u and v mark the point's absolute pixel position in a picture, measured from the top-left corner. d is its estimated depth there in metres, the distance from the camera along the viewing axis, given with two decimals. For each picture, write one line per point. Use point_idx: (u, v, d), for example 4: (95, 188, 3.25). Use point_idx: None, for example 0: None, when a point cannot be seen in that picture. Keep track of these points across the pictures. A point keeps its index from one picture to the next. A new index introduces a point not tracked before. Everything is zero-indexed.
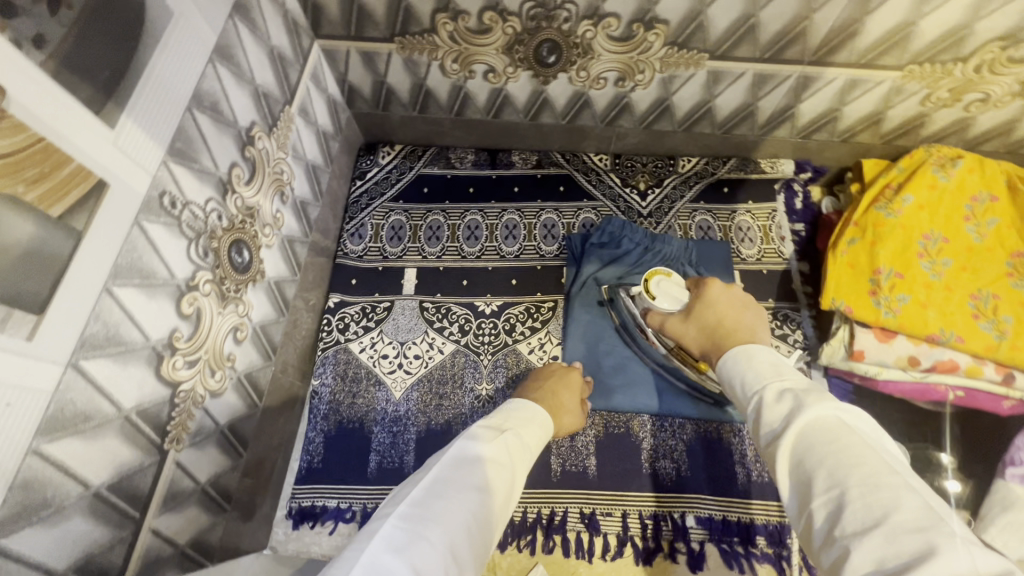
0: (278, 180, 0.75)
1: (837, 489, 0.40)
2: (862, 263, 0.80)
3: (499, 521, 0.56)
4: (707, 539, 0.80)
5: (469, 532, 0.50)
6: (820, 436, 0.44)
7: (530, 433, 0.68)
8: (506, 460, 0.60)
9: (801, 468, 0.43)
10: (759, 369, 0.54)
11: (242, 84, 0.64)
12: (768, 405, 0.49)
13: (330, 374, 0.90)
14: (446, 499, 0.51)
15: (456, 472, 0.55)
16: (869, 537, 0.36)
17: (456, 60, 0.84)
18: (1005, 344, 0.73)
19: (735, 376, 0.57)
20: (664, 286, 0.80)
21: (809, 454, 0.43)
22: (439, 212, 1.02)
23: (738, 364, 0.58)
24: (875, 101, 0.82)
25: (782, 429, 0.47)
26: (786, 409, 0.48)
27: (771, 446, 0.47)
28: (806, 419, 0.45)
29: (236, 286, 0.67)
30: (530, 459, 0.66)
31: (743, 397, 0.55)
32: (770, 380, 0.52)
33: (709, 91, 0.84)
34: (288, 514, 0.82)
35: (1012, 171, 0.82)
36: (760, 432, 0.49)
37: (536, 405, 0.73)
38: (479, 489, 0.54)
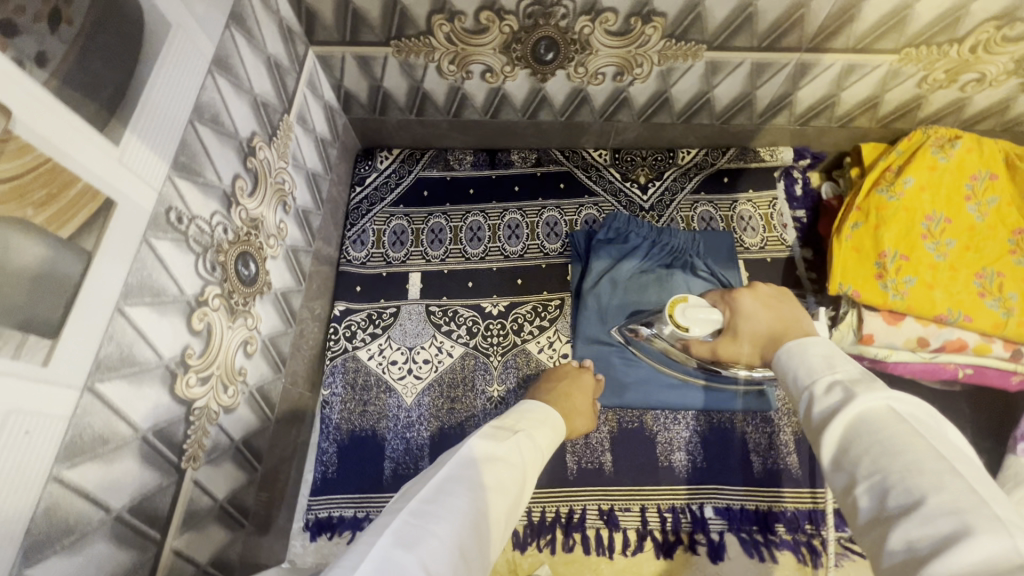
0: (280, 190, 0.74)
1: (880, 474, 0.38)
2: (866, 247, 0.81)
3: (508, 521, 0.56)
4: (726, 529, 0.80)
5: (479, 531, 0.50)
6: (869, 423, 0.41)
7: (542, 435, 0.67)
8: (519, 461, 0.60)
9: (846, 455, 0.41)
10: (805, 360, 0.50)
11: (241, 94, 0.63)
12: (815, 396, 0.46)
13: (340, 383, 0.89)
14: (458, 497, 0.51)
15: (468, 469, 0.55)
16: (907, 520, 0.35)
17: (453, 61, 0.83)
18: (1012, 321, 0.73)
19: (785, 372, 0.52)
20: (690, 314, 0.76)
21: (855, 441, 0.41)
22: (441, 215, 1.02)
23: (786, 357, 0.53)
24: (872, 85, 0.83)
25: (827, 419, 0.44)
26: (835, 401, 0.44)
27: (816, 435, 0.45)
28: (852, 406, 0.42)
29: (245, 299, 0.66)
30: (542, 462, 0.66)
31: (791, 389, 0.51)
32: (822, 375, 0.48)
33: (708, 82, 0.84)
34: (305, 526, 0.81)
35: (1009, 149, 0.82)
36: (811, 424, 0.46)
37: (551, 408, 0.73)
38: (491, 487, 0.55)
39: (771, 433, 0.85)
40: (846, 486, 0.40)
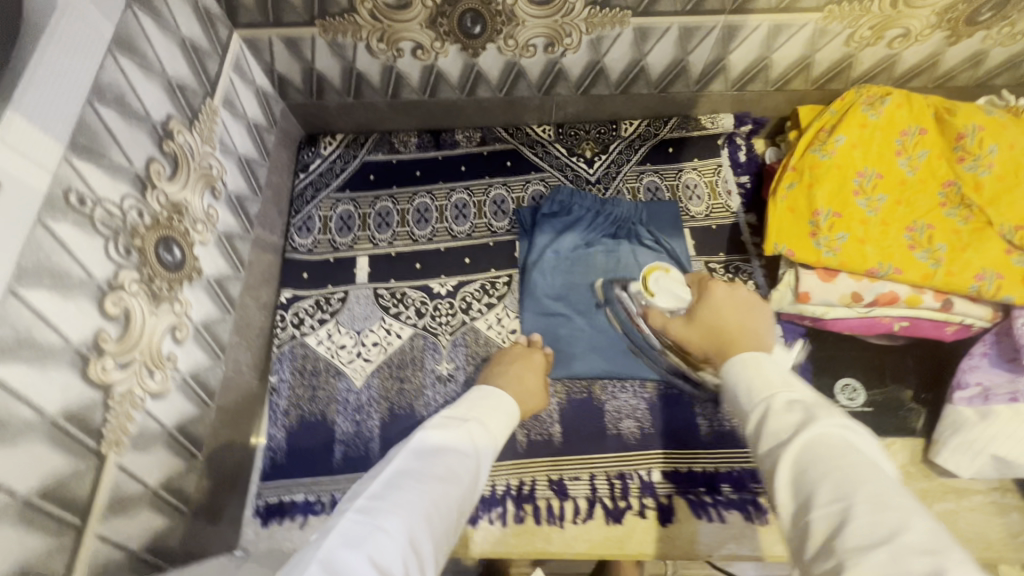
0: (208, 175, 0.73)
1: (844, 502, 0.41)
2: (801, 206, 0.81)
3: (462, 511, 0.56)
4: (674, 492, 0.81)
5: (430, 521, 0.51)
6: (827, 448, 0.45)
7: (495, 422, 0.67)
8: (470, 449, 0.61)
9: (803, 477, 0.45)
10: (764, 376, 0.56)
11: (152, 76, 0.62)
12: (776, 413, 0.51)
13: (288, 370, 0.89)
14: (408, 490, 0.52)
15: (418, 463, 0.56)
16: (874, 553, 0.37)
17: (382, 39, 0.82)
18: (941, 271, 0.74)
19: (741, 381, 0.57)
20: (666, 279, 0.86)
21: (814, 466, 0.44)
22: (388, 198, 1.01)
23: (740, 368, 0.58)
24: (802, 45, 0.83)
25: (788, 434, 0.48)
26: (795, 419, 0.49)
27: (772, 453, 0.48)
28: (814, 426, 0.47)
29: (169, 285, 0.65)
30: (497, 449, 0.66)
31: (743, 402, 0.55)
32: (779, 390, 0.53)
33: (640, 49, 0.84)
34: (256, 513, 0.82)
35: (938, 104, 0.83)
36: (763, 437, 0.51)
37: (503, 395, 0.71)
38: (443, 477, 0.55)
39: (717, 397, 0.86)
40: (801, 511, 0.43)
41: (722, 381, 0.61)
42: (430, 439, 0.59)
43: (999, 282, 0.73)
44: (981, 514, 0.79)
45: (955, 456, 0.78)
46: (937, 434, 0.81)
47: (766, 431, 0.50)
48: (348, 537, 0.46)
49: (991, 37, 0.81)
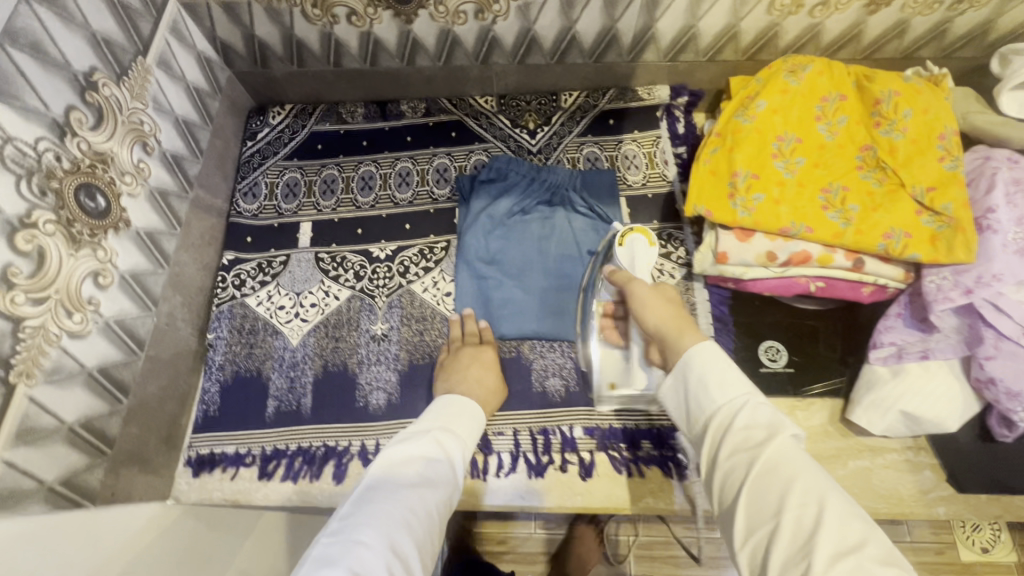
0: (137, 130, 0.76)
1: (816, 508, 0.49)
2: (722, 169, 0.83)
3: (442, 514, 0.63)
4: (595, 448, 0.83)
5: (407, 527, 0.57)
6: (793, 456, 0.53)
7: (462, 425, 0.72)
8: (437, 455, 0.66)
9: (773, 479, 0.52)
10: (737, 375, 0.61)
11: (73, 27, 0.65)
12: (749, 416, 0.57)
13: (226, 328, 0.91)
14: (378, 503, 0.59)
15: (386, 478, 0.62)
16: (846, 560, 0.45)
17: (315, 4, 0.85)
18: (850, 230, 0.76)
19: (712, 371, 0.61)
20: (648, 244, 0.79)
21: (782, 471, 0.52)
22: (334, 166, 1.03)
23: (712, 358, 0.62)
24: (725, 13, 0.85)
25: (763, 438, 0.55)
26: (767, 425, 0.56)
27: (746, 452, 0.55)
28: (784, 435, 0.55)
29: (91, 231, 0.68)
30: (469, 450, 0.71)
31: (715, 395, 0.60)
32: (752, 393, 0.59)
33: (568, 17, 0.86)
34: (187, 463, 0.84)
35: (857, 73, 0.85)
36: (735, 434, 0.57)
37: (468, 400, 0.75)
38: (412, 487, 0.61)
39: None
40: (772, 510, 0.50)
41: (683, 366, 0.64)
42: (395, 455, 0.65)
43: (906, 241, 0.75)
44: (893, 471, 0.81)
45: (868, 413, 0.80)
46: (855, 393, 0.82)
47: (739, 431, 0.57)
48: (328, 554, 0.53)
49: (910, 5, 0.82)
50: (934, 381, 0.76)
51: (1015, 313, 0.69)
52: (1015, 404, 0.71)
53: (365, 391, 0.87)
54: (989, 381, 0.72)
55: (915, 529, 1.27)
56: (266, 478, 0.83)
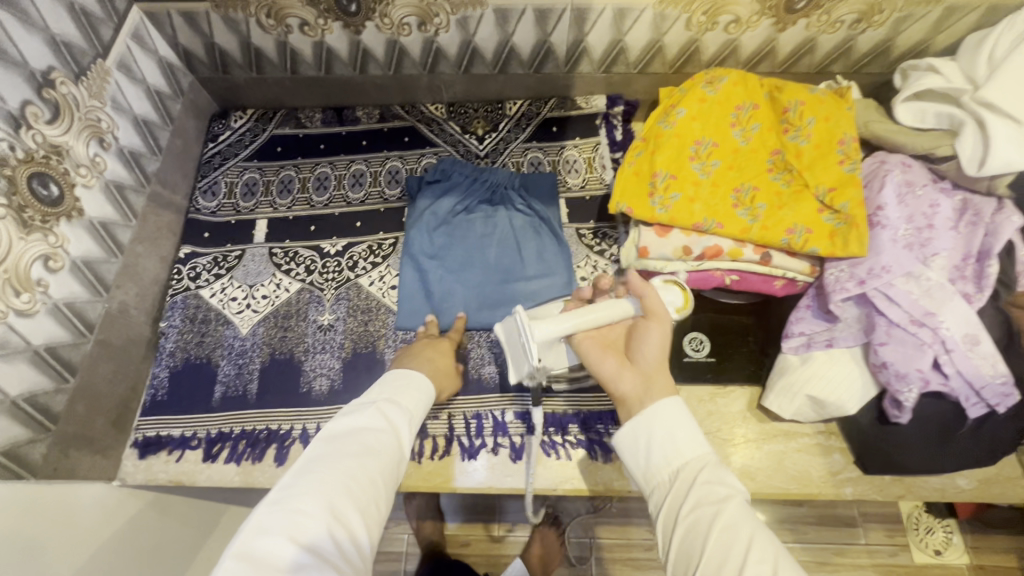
0: (94, 126, 0.82)
1: (770, 565, 0.50)
2: (644, 171, 0.89)
3: (387, 481, 0.64)
4: (525, 432, 0.87)
5: (350, 494, 0.59)
6: (749, 516, 0.55)
7: (408, 396, 0.73)
8: (381, 425, 0.67)
9: (732, 536, 0.53)
10: (701, 434, 0.64)
11: (32, 30, 0.71)
12: (709, 472, 0.60)
13: (179, 317, 0.95)
14: (320, 472, 0.59)
15: (328, 448, 0.63)
16: None
17: (269, 15, 0.92)
18: (757, 226, 0.83)
19: (682, 429, 0.63)
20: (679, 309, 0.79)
21: (739, 527, 0.54)
22: (291, 167, 1.08)
23: (685, 414, 0.64)
24: (648, 28, 0.92)
25: (724, 496, 0.56)
26: (726, 482, 0.58)
27: (707, 505, 0.56)
28: (742, 496, 0.57)
29: (43, 217, 0.73)
30: (417, 418, 0.72)
31: (681, 449, 0.62)
32: (712, 455, 0.62)
33: (504, 30, 0.93)
34: (133, 445, 0.87)
35: (769, 85, 0.93)
36: (698, 489, 0.58)
37: (414, 372, 0.77)
38: (355, 456, 0.62)
39: None
40: (729, 566, 0.51)
41: (655, 412, 0.64)
42: (339, 427, 0.66)
43: (807, 236, 0.81)
44: (805, 454, 0.86)
45: (780, 399, 0.84)
46: (769, 380, 0.87)
47: (701, 486, 0.58)
48: (266, 524, 0.54)
49: (814, 24, 0.90)
50: (838, 368, 0.80)
51: (903, 301, 0.75)
52: (902, 385, 0.74)
53: (309, 377, 0.91)
54: (881, 365, 0.76)
55: (870, 531, 1.26)
56: (210, 460, 0.86)
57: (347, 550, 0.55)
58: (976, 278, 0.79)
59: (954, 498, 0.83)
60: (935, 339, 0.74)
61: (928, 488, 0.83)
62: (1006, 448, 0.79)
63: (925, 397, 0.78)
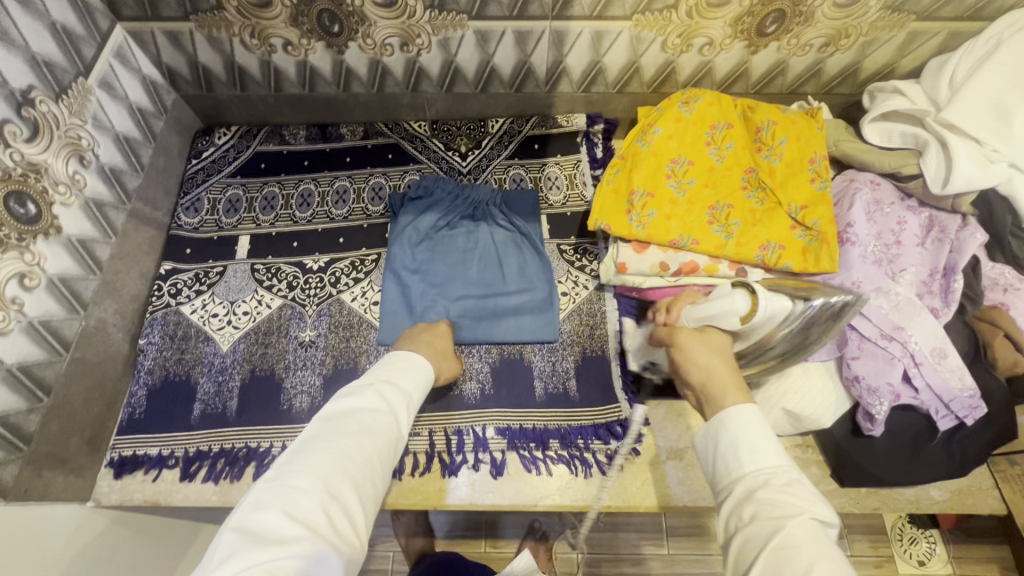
0: (74, 144, 0.82)
1: None
2: (623, 188, 0.91)
3: (383, 461, 0.65)
4: (506, 447, 0.87)
5: (345, 471, 0.60)
6: (816, 541, 0.50)
7: (406, 378, 0.75)
8: (379, 406, 0.69)
9: (788, 558, 0.49)
10: (774, 444, 0.59)
11: (12, 49, 0.71)
12: (776, 487, 0.55)
13: (158, 334, 0.95)
14: (317, 450, 0.61)
15: (327, 427, 0.64)
16: None
17: (253, 35, 0.93)
18: (731, 242, 0.84)
19: (748, 439, 0.60)
20: (767, 304, 0.69)
21: (801, 551, 0.49)
22: (275, 184, 1.09)
23: (749, 423, 0.60)
24: (625, 50, 0.95)
25: (787, 515, 0.52)
26: (795, 501, 0.54)
27: (767, 521, 0.53)
28: (809, 516, 0.52)
29: (19, 235, 0.73)
30: (414, 400, 0.74)
31: (745, 460, 0.59)
32: (785, 469, 0.57)
33: (485, 50, 0.95)
34: (109, 465, 0.85)
35: (743, 105, 0.95)
36: (761, 503, 0.55)
37: (413, 355, 0.78)
38: (352, 435, 0.63)
39: (554, 361, 0.93)
40: None
41: (716, 424, 0.63)
42: (338, 406, 0.67)
43: (779, 252, 0.83)
44: None
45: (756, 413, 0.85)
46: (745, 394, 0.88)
47: (763, 498, 0.55)
48: (262, 499, 0.55)
49: (784, 48, 0.94)
50: (812, 381, 0.81)
51: (874, 316, 0.78)
52: (873, 399, 0.76)
53: (290, 394, 0.91)
54: (853, 379, 0.78)
55: (854, 542, 1.27)
56: (187, 479, 0.85)
57: (341, 526, 0.56)
58: (943, 293, 0.81)
59: (929, 510, 0.84)
60: (905, 353, 0.76)
61: (903, 500, 0.83)
62: (976, 459, 0.80)
63: (896, 411, 0.80)
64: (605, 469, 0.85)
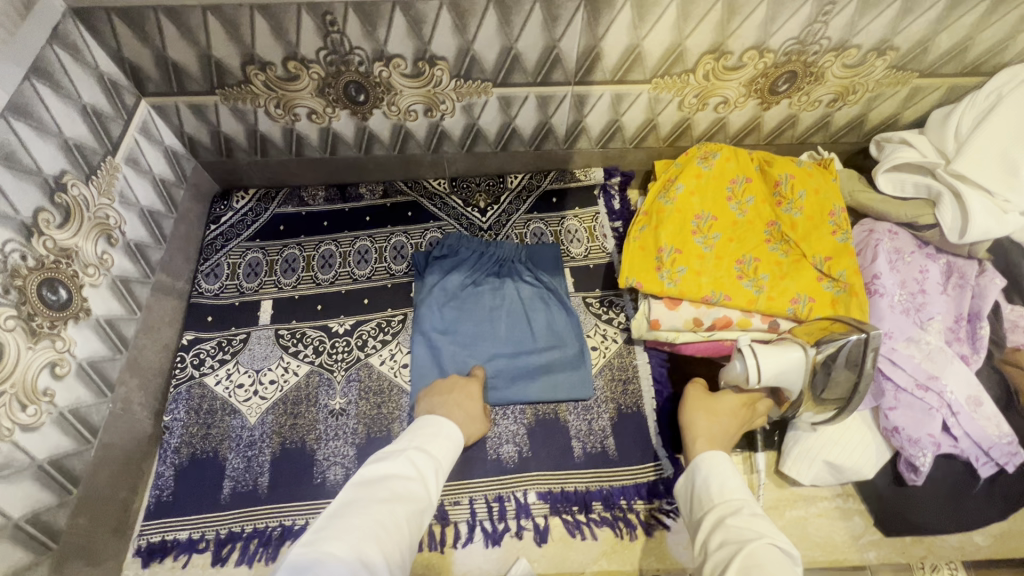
0: (102, 224, 0.81)
1: None
2: (650, 245, 0.93)
3: (414, 529, 0.63)
4: (549, 513, 0.86)
5: (378, 538, 0.58)
6: (776, 560, 0.54)
7: (436, 445, 0.73)
8: (410, 473, 0.67)
9: (751, 572, 0.53)
10: (742, 486, 0.66)
11: (46, 136, 0.71)
12: (739, 515, 0.61)
13: (183, 409, 0.92)
14: (351, 516, 0.59)
15: (359, 493, 0.63)
16: None
17: (278, 105, 0.93)
18: (763, 297, 0.86)
19: (718, 478, 0.67)
20: (766, 359, 0.73)
21: (759, 563, 0.54)
22: (295, 246, 1.08)
23: (719, 465, 0.68)
24: (643, 110, 0.98)
25: (749, 537, 0.57)
26: (756, 526, 0.59)
27: (732, 542, 0.58)
28: (770, 538, 0.57)
29: (51, 323, 0.71)
30: (444, 469, 0.72)
31: (719, 495, 0.65)
32: (750, 503, 0.63)
33: (507, 114, 0.97)
34: (136, 553, 0.82)
35: (759, 158, 0.98)
36: (726, 527, 0.60)
37: (444, 420, 0.77)
38: (384, 501, 0.62)
39: (590, 419, 0.92)
40: None
41: (694, 470, 0.71)
42: (371, 473, 0.66)
43: (810, 305, 0.85)
44: (826, 518, 0.86)
45: (796, 464, 0.85)
46: (783, 446, 0.88)
47: (730, 525, 0.60)
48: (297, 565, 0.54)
49: (796, 104, 0.97)
50: (850, 431, 0.82)
51: (907, 365, 0.79)
52: (916, 450, 0.76)
53: (323, 466, 0.89)
54: (893, 429, 0.78)
55: None
56: (220, 564, 0.81)
57: None
58: (970, 339, 0.84)
59: (974, 555, 0.84)
60: (942, 403, 0.78)
61: (948, 547, 0.84)
62: None
63: (938, 460, 0.80)
64: (650, 531, 0.84)
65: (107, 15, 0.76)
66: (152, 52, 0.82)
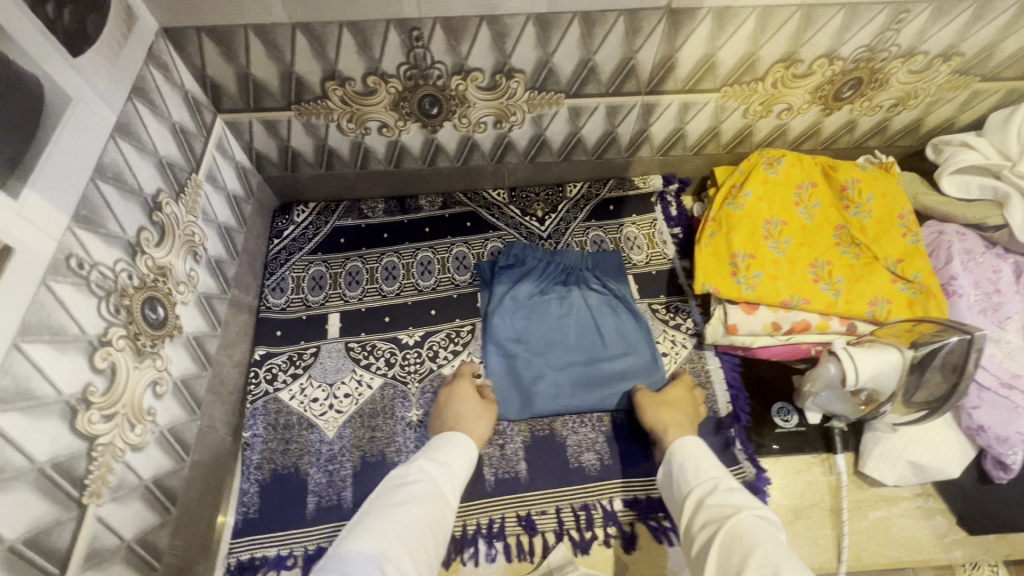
0: (189, 241, 0.81)
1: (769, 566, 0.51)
2: (722, 251, 0.94)
3: (434, 531, 0.63)
4: (636, 519, 0.86)
5: (398, 534, 0.59)
6: (758, 526, 0.58)
7: (449, 454, 0.74)
8: (425, 480, 0.69)
9: (734, 540, 0.56)
10: (714, 463, 0.70)
11: (145, 155, 0.71)
12: (715, 492, 0.65)
13: (262, 425, 0.92)
14: (370, 519, 0.61)
15: (375, 501, 0.64)
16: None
17: (351, 120, 0.94)
18: (841, 300, 0.88)
19: (689, 459, 0.71)
20: (865, 362, 0.76)
21: (733, 531, 0.57)
22: (357, 258, 1.08)
23: (689, 448, 0.73)
24: (708, 118, 0.99)
25: (728, 513, 0.60)
26: (730, 498, 0.63)
27: (715, 521, 0.61)
28: (748, 508, 0.60)
29: (152, 341, 0.70)
30: (459, 477, 0.73)
31: (694, 478, 0.68)
32: (720, 477, 0.67)
33: (575, 124, 0.99)
34: (227, 572, 0.81)
35: (823, 163, 1.00)
36: (706, 506, 0.63)
37: (454, 433, 0.79)
38: (400, 504, 0.63)
39: None
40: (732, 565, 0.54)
41: (668, 458, 0.75)
42: (386, 484, 0.68)
43: (889, 306, 0.87)
44: (910, 519, 0.86)
45: (879, 465, 0.85)
46: (860, 448, 0.88)
47: (709, 502, 0.63)
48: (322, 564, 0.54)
49: (857, 109, 0.99)
50: (934, 431, 0.82)
51: (991, 365, 0.81)
52: (1005, 448, 0.78)
53: None
54: (979, 429, 0.79)
55: None
56: None
57: None
58: None
59: None
60: None
61: None
62: None
63: None
64: None
65: (198, 35, 0.77)
66: (234, 69, 0.83)
